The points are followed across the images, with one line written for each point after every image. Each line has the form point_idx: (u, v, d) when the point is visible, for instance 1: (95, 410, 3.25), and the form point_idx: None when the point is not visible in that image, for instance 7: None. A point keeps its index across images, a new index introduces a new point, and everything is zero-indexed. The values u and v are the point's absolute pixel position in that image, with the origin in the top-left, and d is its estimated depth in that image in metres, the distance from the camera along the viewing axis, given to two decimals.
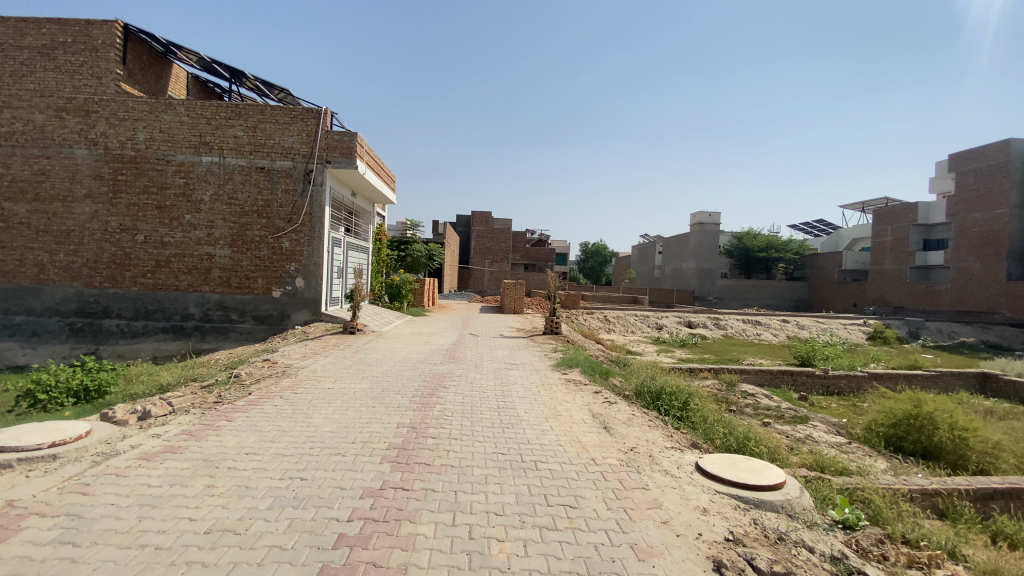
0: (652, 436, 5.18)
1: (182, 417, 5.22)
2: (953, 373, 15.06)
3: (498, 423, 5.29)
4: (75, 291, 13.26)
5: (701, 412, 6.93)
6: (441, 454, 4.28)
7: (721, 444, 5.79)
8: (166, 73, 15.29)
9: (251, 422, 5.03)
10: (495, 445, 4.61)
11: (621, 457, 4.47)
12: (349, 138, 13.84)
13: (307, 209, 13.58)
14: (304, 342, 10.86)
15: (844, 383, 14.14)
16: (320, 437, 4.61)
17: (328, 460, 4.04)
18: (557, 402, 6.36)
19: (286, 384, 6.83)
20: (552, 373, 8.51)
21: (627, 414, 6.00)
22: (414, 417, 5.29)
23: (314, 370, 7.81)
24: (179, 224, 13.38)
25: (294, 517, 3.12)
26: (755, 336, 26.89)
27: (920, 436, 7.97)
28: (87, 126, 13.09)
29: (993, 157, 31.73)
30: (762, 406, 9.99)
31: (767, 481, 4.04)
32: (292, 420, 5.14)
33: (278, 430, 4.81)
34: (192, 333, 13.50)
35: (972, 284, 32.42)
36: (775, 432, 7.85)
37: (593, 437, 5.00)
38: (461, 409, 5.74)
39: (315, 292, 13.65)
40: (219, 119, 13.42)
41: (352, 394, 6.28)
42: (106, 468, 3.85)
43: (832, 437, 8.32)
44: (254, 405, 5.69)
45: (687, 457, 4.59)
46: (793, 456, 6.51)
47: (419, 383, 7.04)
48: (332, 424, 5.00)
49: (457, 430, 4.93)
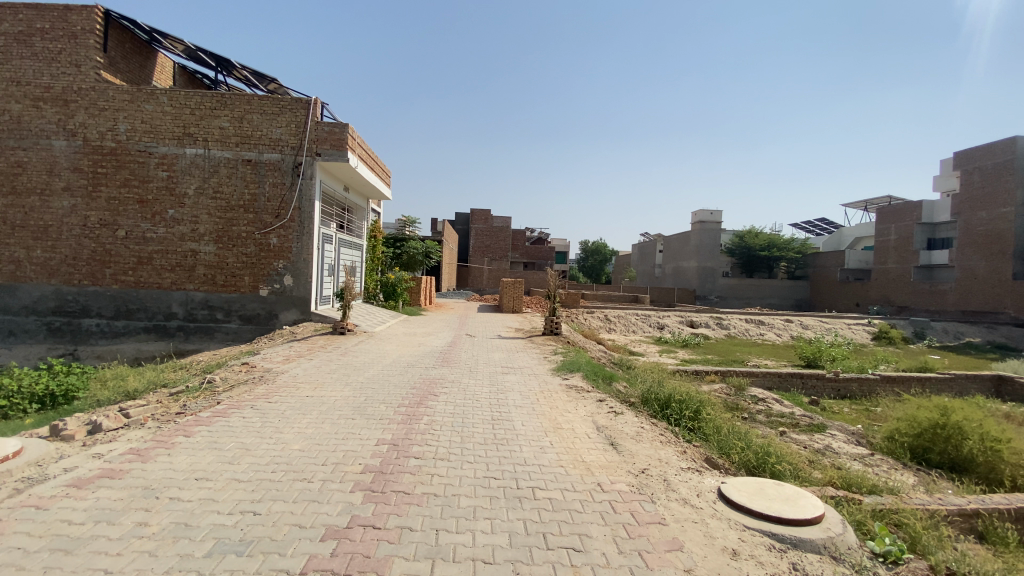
0: (666, 455, 4.58)
1: (135, 432, 4.65)
2: (968, 376, 14.48)
3: (491, 438, 4.70)
4: (53, 289, 12.67)
5: (715, 422, 6.35)
6: (424, 479, 3.69)
7: (740, 460, 5.20)
8: (150, 63, 14.71)
9: (211, 438, 4.44)
10: (487, 466, 4.02)
11: (632, 482, 3.88)
12: (340, 129, 13.21)
13: (295, 204, 13.00)
14: (290, 344, 10.31)
15: (855, 386, 13.56)
16: (286, 458, 4.01)
17: (289, 489, 3.44)
18: (558, 413, 5.76)
19: (260, 392, 6.23)
20: (552, 379, 7.90)
21: (635, 427, 5.42)
22: (396, 432, 4.70)
23: (294, 375, 7.21)
24: (162, 219, 12.78)
25: (234, 570, 2.52)
26: (759, 336, 26.28)
27: (947, 447, 7.38)
28: (66, 116, 12.54)
29: (999, 155, 31.12)
30: (775, 414, 9.41)
31: (805, 515, 3.44)
32: (258, 435, 4.55)
33: (241, 448, 4.21)
34: (176, 333, 12.91)
35: (977, 284, 31.86)
36: (792, 443, 7.27)
37: (598, 456, 4.40)
38: (451, 422, 5.16)
39: (304, 291, 13.06)
40: (204, 110, 12.80)
41: (331, 404, 5.69)
42: (26, 498, 3.29)
43: (854, 449, 7.73)
44: (221, 417, 5.10)
45: (707, 481, 3.98)
46: (816, 472, 5.91)
47: (406, 390, 6.44)
48: (303, 441, 4.41)
49: (445, 448, 4.35)
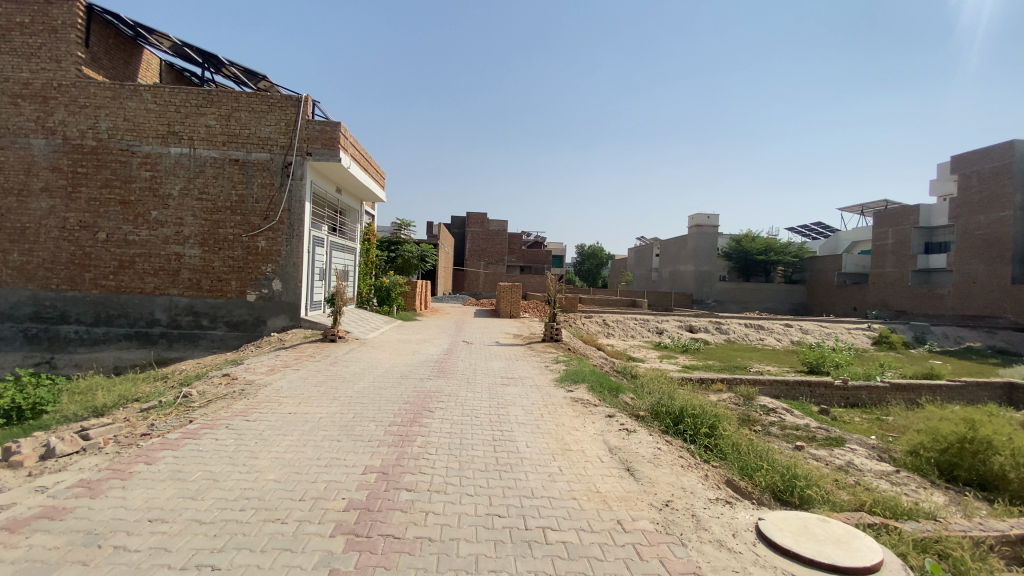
0: (689, 483, 4.09)
1: (91, 459, 4.10)
2: (979, 384, 14.11)
3: (492, 464, 4.20)
4: (30, 295, 12.08)
5: (733, 439, 5.84)
6: (416, 518, 3.18)
7: (765, 483, 4.70)
8: (136, 59, 14.18)
9: (176, 466, 3.91)
10: (490, 501, 3.50)
11: (657, 519, 3.37)
12: (332, 128, 12.68)
13: (285, 206, 12.48)
14: (277, 352, 9.78)
15: (864, 394, 13.14)
16: (259, 492, 3.49)
17: (258, 534, 2.92)
18: (565, 432, 5.28)
19: (238, 408, 5.68)
20: (555, 391, 7.37)
21: (651, 448, 4.93)
22: (386, 458, 4.18)
23: (278, 388, 6.65)
24: (145, 221, 12.22)
25: None
26: (759, 341, 25.88)
27: (976, 463, 6.92)
28: (45, 113, 11.98)
29: (997, 158, 30.94)
30: (790, 426, 8.93)
31: (863, 562, 2.97)
32: (229, 462, 4.02)
33: (207, 480, 3.68)
34: (158, 340, 12.34)
35: (976, 288, 31.64)
36: (813, 459, 6.81)
37: (614, 485, 3.90)
38: (448, 444, 4.66)
39: (293, 296, 12.51)
40: (190, 107, 12.27)
41: (316, 423, 5.16)
42: None
43: (877, 465, 7.26)
44: (190, 439, 4.57)
45: (742, 517, 3.50)
46: (844, 495, 5.43)
47: (399, 405, 5.93)
48: (280, 470, 3.89)
49: (441, 477, 3.83)
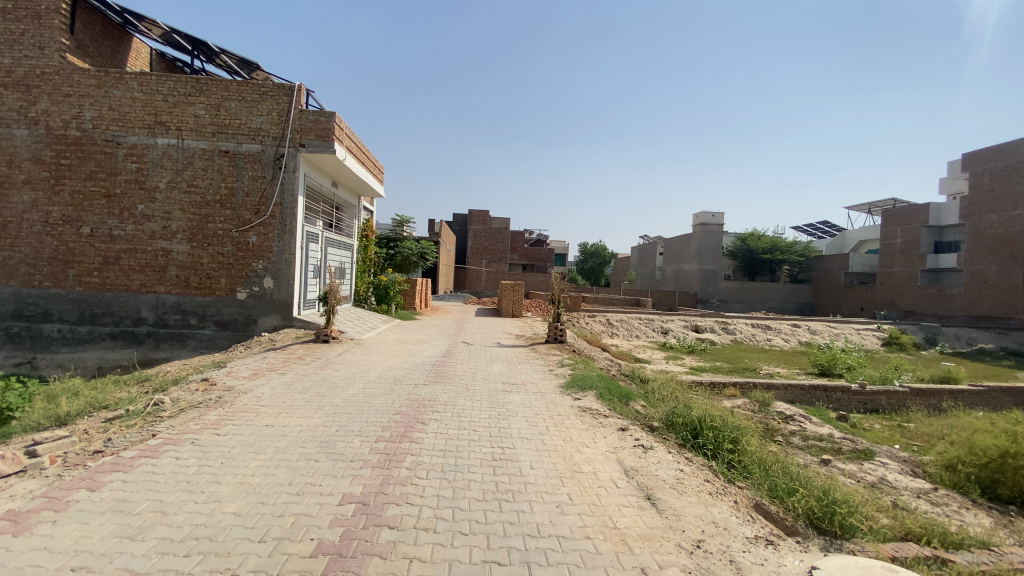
0: (721, 516, 3.51)
1: (27, 483, 3.53)
2: (1002, 388, 13.45)
3: (492, 491, 3.63)
4: (11, 292, 11.56)
5: (759, 456, 5.24)
6: (398, 568, 2.60)
7: (800, 508, 4.07)
8: (125, 48, 13.63)
9: (124, 495, 3.34)
10: (487, 544, 2.91)
11: (689, 567, 2.80)
12: (326, 118, 12.10)
13: (276, 199, 11.92)
14: (265, 353, 9.22)
15: (883, 399, 12.52)
16: (213, 530, 2.92)
17: None
18: (574, 448, 4.72)
19: (210, 420, 5.11)
20: (561, 399, 6.80)
21: (672, 469, 4.36)
22: (369, 484, 3.61)
23: (259, 396, 6.09)
24: (131, 215, 11.68)
25: None
26: (766, 341, 25.23)
27: (1020, 480, 6.31)
28: (28, 103, 11.44)
29: (1010, 156, 30.17)
30: (812, 437, 8.34)
31: None
32: (186, 489, 3.45)
33: (155, 513, 3.11)
34: (144, 340, 11.81)
35: (987, 288, 30.94)
36: (843, 476, 6.22)
37: (634, 520, 3.31)
38: (441, 465, 4.08)
39: (285, 294, 11.96)
40: (178, 96, 11.70)
41: (294, 438, 4.58)
42: None
43: (912, 481, 6.68)
44: (148, 458, 4.00)
45: (791, 565, 2.94)
46: (885, 520, 4.82)
47: (389, 417, 5.35)
48: (242, 499, 3.31)
49: (431, 510, 3.26)
